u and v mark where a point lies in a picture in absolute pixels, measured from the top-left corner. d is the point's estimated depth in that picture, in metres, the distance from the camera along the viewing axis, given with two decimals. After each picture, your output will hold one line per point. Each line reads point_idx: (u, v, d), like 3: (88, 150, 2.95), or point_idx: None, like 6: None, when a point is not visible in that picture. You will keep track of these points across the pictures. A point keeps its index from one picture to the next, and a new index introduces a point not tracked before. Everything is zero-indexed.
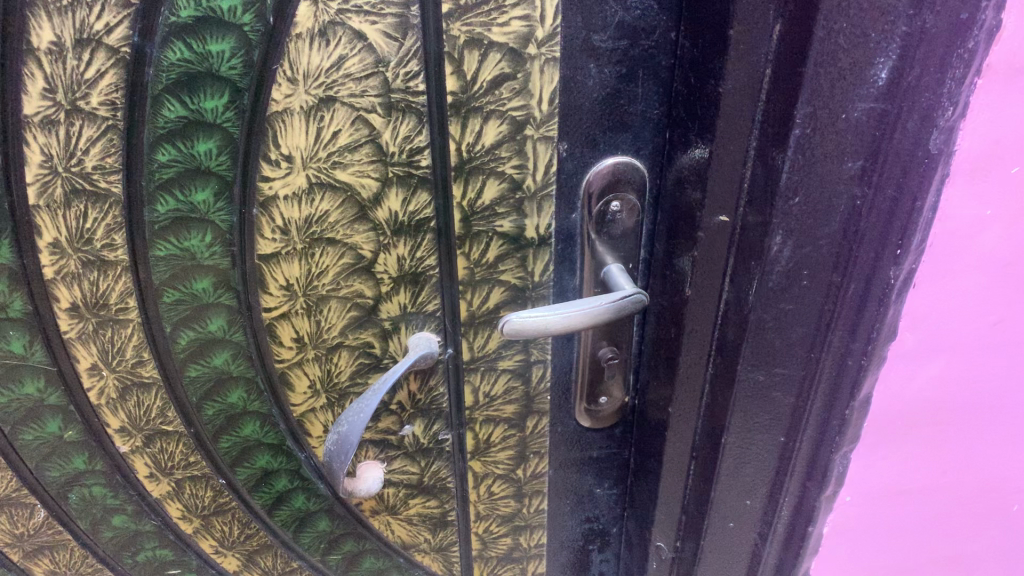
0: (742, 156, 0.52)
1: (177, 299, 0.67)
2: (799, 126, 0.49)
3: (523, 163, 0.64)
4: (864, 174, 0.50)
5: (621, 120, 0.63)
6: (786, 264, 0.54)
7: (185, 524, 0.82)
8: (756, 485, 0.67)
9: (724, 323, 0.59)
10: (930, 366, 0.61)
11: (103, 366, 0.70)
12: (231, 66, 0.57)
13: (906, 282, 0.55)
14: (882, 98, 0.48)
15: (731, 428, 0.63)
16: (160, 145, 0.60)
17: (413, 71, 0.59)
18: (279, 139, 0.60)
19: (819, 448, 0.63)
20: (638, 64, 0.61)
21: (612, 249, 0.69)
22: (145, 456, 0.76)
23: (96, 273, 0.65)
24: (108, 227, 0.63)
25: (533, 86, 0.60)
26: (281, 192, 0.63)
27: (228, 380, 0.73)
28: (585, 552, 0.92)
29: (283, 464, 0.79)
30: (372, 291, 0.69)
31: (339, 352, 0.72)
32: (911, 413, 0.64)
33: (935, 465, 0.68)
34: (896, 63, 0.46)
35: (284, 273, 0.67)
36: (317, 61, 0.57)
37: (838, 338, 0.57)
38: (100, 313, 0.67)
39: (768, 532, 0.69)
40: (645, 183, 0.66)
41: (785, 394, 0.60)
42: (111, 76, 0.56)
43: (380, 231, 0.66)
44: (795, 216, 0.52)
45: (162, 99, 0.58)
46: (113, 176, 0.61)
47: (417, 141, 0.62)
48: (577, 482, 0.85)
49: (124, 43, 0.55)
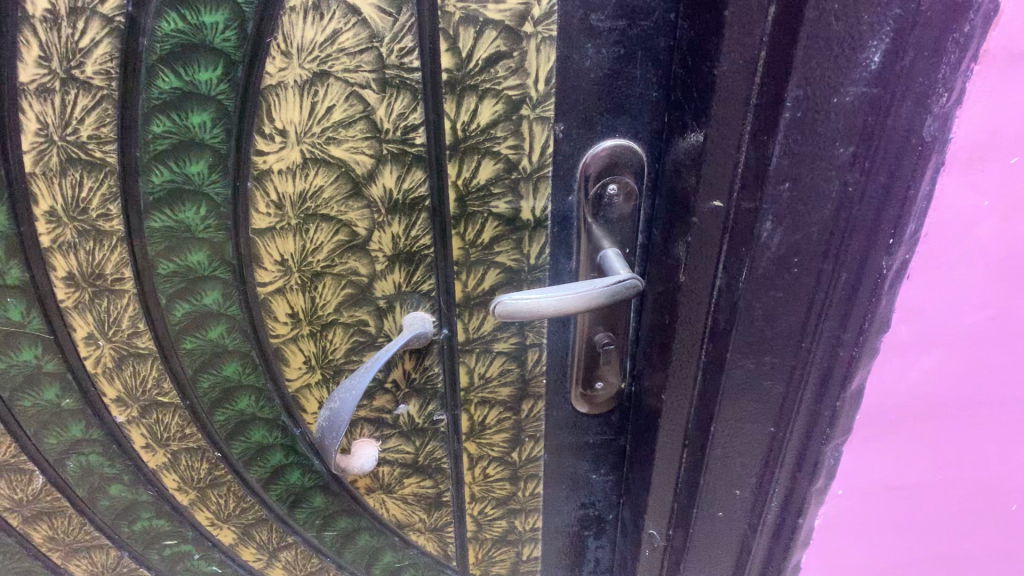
0: (734, 138, 0.51)
1: (172, 271, 0.67)
2: (788, 109, 0.48)
3: (519, 143, 0.64)
4: (856, 160, 0.49)
5: (618, 102, 0.62)
6: (775, 251, 0.53)
7: (181, 495, 0.82)
8: (745, 476, 0.66)
9: (715, 313, 0.58)
10: (924, 360, 0.60)
11: (99, 336, 0.70)
12: (225, 38, 0.57)
13: (899, 272, 0.54)
14: (874, 82, 0.47)
15: (719, 418, 0.62)
16: (154, 116, 0.60)
17: (407, 47, 0.59)
18: (272, 113, 0.60)
19: (809, 439, 0.63)
20: (636, 45, 0.60)
21: (608, 233, 0.68)
22: (141, 426, 0.77)
23: (92, 243, 0.65)
24: (103, 197, 0.63)
25: (529, 64, 0.60)
26: (275, 166, 0.63)
27: (223, 354, 0.73)
28: (580, 536, 0.91)
29: (278, 439, 0.79)
30: (366, 269, 0.69)
31: (334, 329, 0.72)
32: (905, 407, 0.63)
33: (930, 461, 0.67)
34: (890, 47, 0.45)
35: (279, 248, 0.67)
36: (311, 35, 0.57)
37: (829, 328, 0.56)
38: (96, 283, 0.67)
39: (757, 522, 0.68)
40: (643, 167, 0.65)
41: (775, 383, 0.60)
42: (104, 46, 0.56)
43: (374, 209, 0.66)
44: (784, 202, 0.51)
45: (156, 70, 0.58)
46: (108, 145, 0.61)
47: (412, 118, 0.62)
48: (573, 467, 0.85)
49: (118, 12, 0.55)
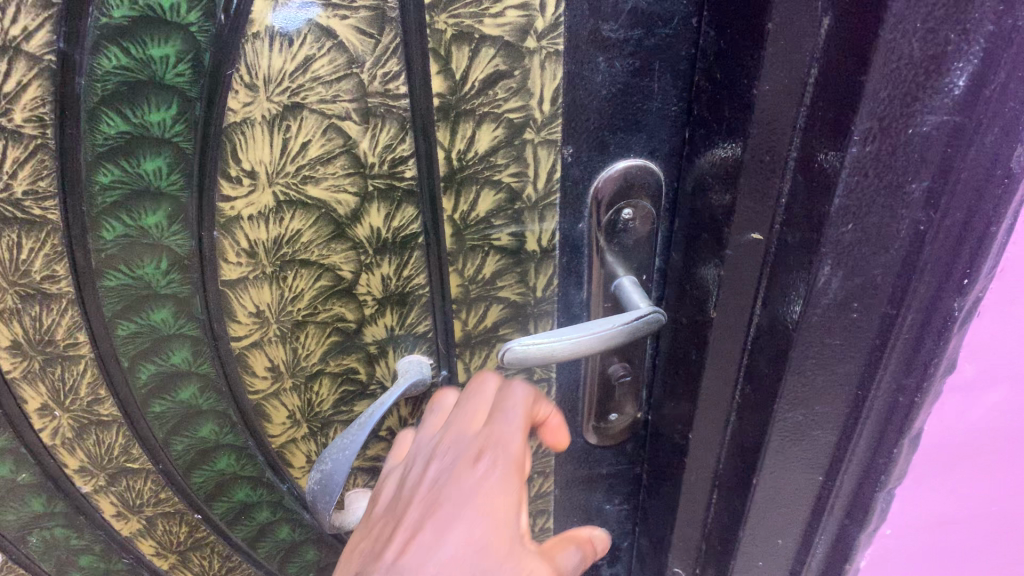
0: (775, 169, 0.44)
1: (134, 331, 0.59)
2: (856, 146, 0.40)
3: (522, 170, 0.56)
4: (930, 197, 0.43)
5: (633, 118, 0.55)
6: (833, 297, 0.46)
7: (160, 560, 0.75)
8: (789, 524, 0.60)
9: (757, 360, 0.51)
10: (987, 396, 0.54)
11: (55, 406, 0.62)
12: (178, 72, 0.49)
13: (970, 311, 0.48)
14: (956, 110, 0.40)
15: (763, 472, 0.55)
16: (101, 165, 0.51)
17: (392, 71, 0.51)
18: (238, 153, 0.52)
19: (861, 486, 0.57)
20: (654, 56, 0.52)
21: (623, 259, 0.61)
22: (110, 495, 0.69)
23: (38, 307, 0.57)
24: (47, 257, 0.55)
25: (533, 84, 0.52)
26: (244, 212, 0.55)
27: (197, 414, 0.65)
28: (594, 567, 0.85)
29: (264, 497, 0.72)
30: (354, 314, 0.61)
31: (320, 380, 0.65)
32: (963, 443, 0.57)
33: (987, 496, 0.61)
34: (978, 68, 0.39)
35: (253, 299, 0.59)
36: (279, 63, 0.49)
37: (890, 374, 0.50)
38: (47, 350, 0.59)
39: (800, 569, 0.62)
40: (661, 188, 0.58)
41: (826, 432, 0.54)
42: (33, 89, 0.48)
43: (361, 250, 0.58)
44: (845, 245, 0.44)
45: (99, 113, 0.49)
46: (48, 201, 0.52)
47: (400, 150, 0.54)
48: (586, 499, 0.78)
49: (46, 50, 0.47)
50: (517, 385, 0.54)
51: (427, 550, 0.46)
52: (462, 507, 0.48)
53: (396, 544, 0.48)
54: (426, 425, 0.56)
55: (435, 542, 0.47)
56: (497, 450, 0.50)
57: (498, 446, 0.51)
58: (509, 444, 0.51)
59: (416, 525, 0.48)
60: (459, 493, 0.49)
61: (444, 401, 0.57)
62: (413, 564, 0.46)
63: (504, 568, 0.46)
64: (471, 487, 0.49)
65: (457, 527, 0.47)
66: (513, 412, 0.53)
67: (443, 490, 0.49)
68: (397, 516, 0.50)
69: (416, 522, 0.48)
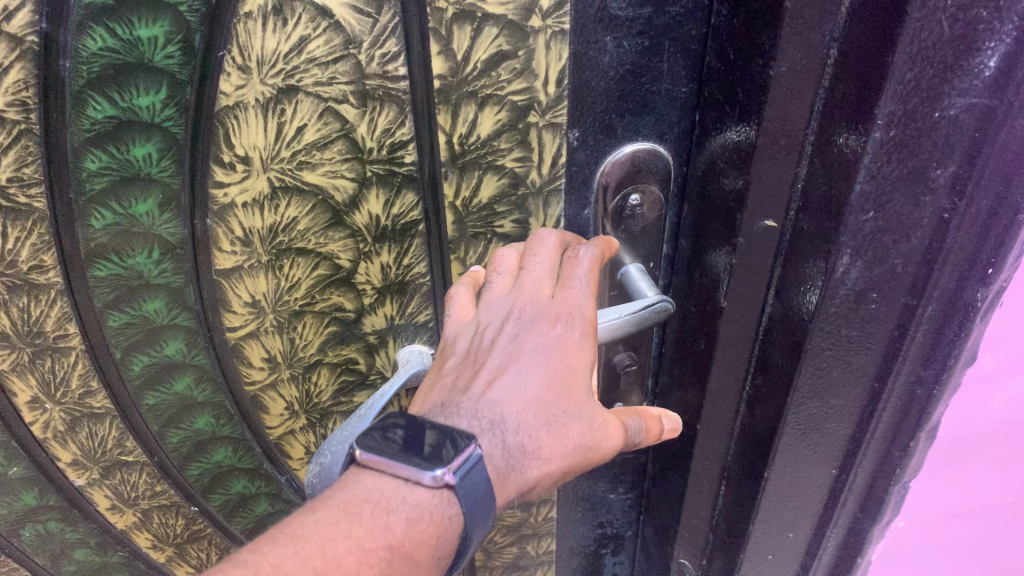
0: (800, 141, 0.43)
1: (125, 322, 0.57)
2: (880, 130, 0.38)
3: (527, 155, 0.54)
4: (956, 183, 0.41)
5: (641, 100, 0.53)
6: (851, 286, 0.44)
7: (157, 553, 0.73)
8: (801, 518, 0.58)
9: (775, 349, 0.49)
10: (1008, 389, 0.52)
11: (46, 399, 0.61)
12: (167, 54, 0.47)
13: (994, 301, 0.46)
14: (986, 92, 0.38)
15: (775, 467, 0.53)
16: (88, 151, 0.49)
17: (391, 52, 0.49)
18: (231, 138, 0.50)
19: (875, 478, 0.55)
20: (663, 35, 0.50)
21: (631, 246, 0.59)
22: (105, 489, 0.67)
23: (25, 298, 0.55)
24: (34, 247, 0.53)
25: (538, 65, 0.50)
26: (238, 199, 0.53)
27: (193, 406, 0.63)
28: (597, 556, 0.84)
29: (262, 488, 0.70)
30: (353, 304, 0.60)
31: (319, 370, 0.63)
32: (980, 436, 0.55)
33: (1003, 489, 0.59)
34: (1010, 48, 0.37)
35: (249, 288, 0.57)
36: (273, 44, 0.47)
37: (909, 366, 0.48)
38: (36, 341, 0.57)
39: (811, 563, 0.61)
40: (670, 172, 0.56)
41: (840, 425, 0.52)
42: (16, 71, 0.46)
43: (359, 238, 0.56)
44: (865, 234, 0.42)
45: (85, 97, 0.47)
46: (34, 189, 0.50)
47: (399, 134, 0.52)
48: (590, 489, 0.77)
49: (29, 30, 0.45)
50: (582, 249, 0.53)
51: (510, 395, 0.52)
52: (541, 363, 0.53)
53: (479, 382, 0.53)
54: (495, 280, 0.55)
55: (519, 390, 0.52)
56: (571, 318, 0.52)
57: (572, 316, 0.53)
58: (585, 309, 0.53)
59: (497, 370, 0.53)
60: (536, 348, 0.53)
61: (506, 260, 0.55)
62: (496, 405, 0.52)
63: (581, 409, 0.53)
64: (548, 344, 0.53)
65: (535, 378, 0.53)
66: (583, 280, 0.53)
67: (522, 344, 0.53)
68: (475, 356, 0.55)
69: (500, 365, 0.53)
